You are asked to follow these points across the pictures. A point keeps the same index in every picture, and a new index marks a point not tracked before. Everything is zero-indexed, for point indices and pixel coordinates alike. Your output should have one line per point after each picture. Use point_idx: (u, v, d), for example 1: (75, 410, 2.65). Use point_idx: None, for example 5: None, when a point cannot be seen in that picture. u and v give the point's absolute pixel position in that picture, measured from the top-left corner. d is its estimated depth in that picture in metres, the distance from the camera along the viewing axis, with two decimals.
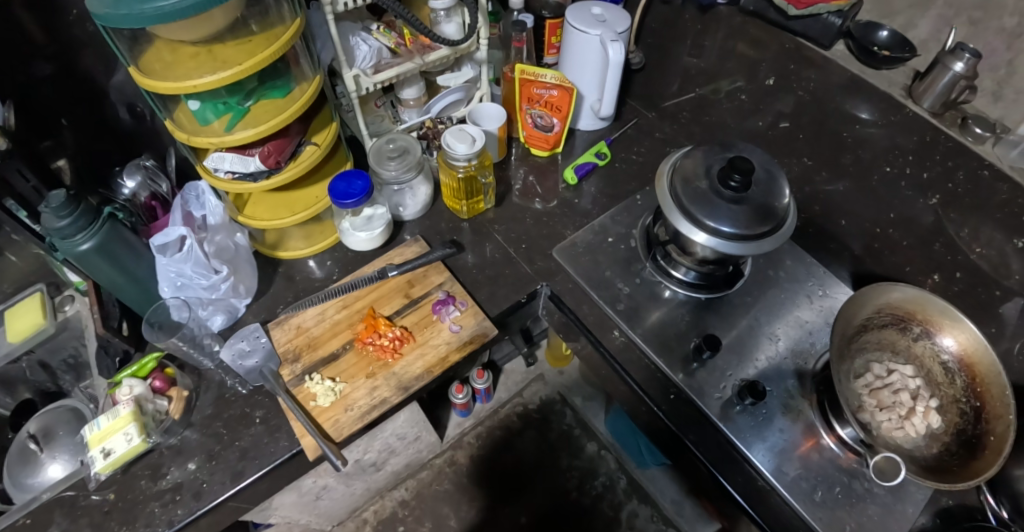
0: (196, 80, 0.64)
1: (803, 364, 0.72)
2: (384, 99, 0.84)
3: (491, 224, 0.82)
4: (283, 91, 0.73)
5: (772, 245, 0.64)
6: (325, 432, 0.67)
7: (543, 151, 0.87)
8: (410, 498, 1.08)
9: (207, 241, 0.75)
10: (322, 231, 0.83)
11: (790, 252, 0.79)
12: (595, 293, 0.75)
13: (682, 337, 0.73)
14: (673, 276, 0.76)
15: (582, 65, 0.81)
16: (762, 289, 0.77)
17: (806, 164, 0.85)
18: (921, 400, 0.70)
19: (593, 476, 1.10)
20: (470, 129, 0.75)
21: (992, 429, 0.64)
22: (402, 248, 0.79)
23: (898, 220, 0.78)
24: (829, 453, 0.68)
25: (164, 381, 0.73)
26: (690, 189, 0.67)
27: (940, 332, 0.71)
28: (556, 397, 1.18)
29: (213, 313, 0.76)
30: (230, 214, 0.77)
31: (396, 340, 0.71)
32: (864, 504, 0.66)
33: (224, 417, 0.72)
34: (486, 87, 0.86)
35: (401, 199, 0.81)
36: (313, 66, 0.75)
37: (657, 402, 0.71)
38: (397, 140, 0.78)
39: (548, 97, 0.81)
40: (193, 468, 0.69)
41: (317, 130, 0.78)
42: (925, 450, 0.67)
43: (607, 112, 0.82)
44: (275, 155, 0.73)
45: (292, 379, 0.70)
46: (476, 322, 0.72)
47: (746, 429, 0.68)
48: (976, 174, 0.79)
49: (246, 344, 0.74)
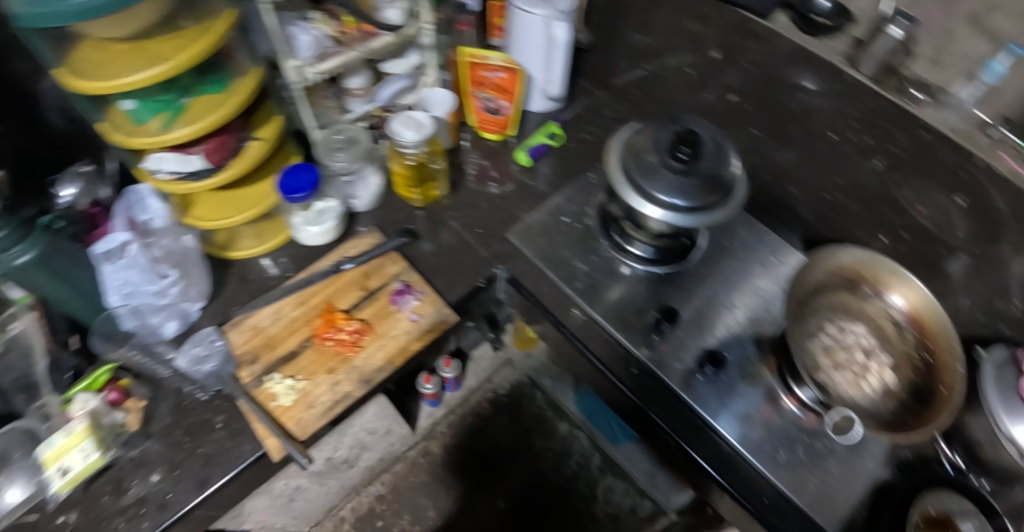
0: (127, 78, 0.61)
1: (760, 330, 0.74)
2: (330, 90, 0.82)
3: (446, 211, 0.82)
4: (221, 86, 0.71)
5: (723, 215, 0.65)
6: (288, 432, 0.66)
7: (494, 133, 0.88)
8: (387, 492, 1.05)
9: (155, 245, 0.74)
10: (274, 228, 0.81)
11: (742, 222, 0.82)
12: (552, 274, 0.74)
13: (642, 312, 0.73)
14: (629, 252, 0.76)
15: (529, 47, 0.80)
16: (717, 259, 0.79)
17: (754, 134, 0.87)
18: (874, 357, 0.73)
19: (567, 456, 1.11)
20: (418, 116, 0.74)
21: (943, 380, 0.67)
22: (356, 240, 0.78)
23: (845, 186, 0.80)
24: (790, 415, 0.70)
25: (119, 393, 0.70)
26: (639, 163, 0.67)
27: (889, 291, 0.73)
28: (526, 380, 1.18)
29: (166, 320, 0.74)
30: (176, 216, 0.76)
31: (355, 333, 0.70)
32: (825, 461, 0.68)
33: (185, 425, 0.70)
34: (434, 73, 0.84)
35: (352, 191, 0.80)
36: (252, 59, 0.73)
37: (620, 377, 0.73)
38: (344, 131, 0.80)
39: (496, 80, 0.81)
40: (157, 479, 0.67)
41: (260, 123, 0.76)
42: (881, 405, 0.69)
43: (557, 92, 0.85)
44: (218, 152, 0.71)
45: (251, 381, 0.69)
46: (435, 310, 0.72)
47: (709, 397, 0.70)
48: (919, 136, 0.69)
49: (201, 349, 0.73)
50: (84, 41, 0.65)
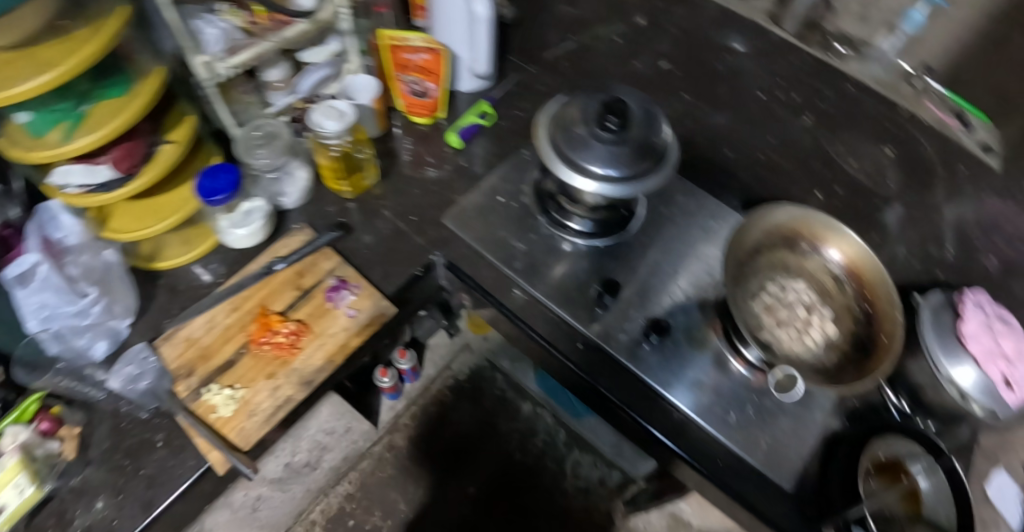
0: (14, 88, 0.57)
1: (704, 295, 0.74)
2: (248, 84, 0.78)
3: (378, 201, 0.79)
4: (122, 88, 0.66)
5: (657, 181, 0.64)
6: (231, 443, 0.64)
7: (423, 117, 0.85)
8: (355, 491, 1.04)
9: (72, 263, 0.70)
10: (201, 233, 0.78)
11: (679, 188, 0.81)
12: (490, 256, 0.73)
13: (584, 287, 0.72)
14: (569, 228, 0.75)
15: (450, 24, 0.77)
16: (657, 229, 0.78)
17: (684, 99, 0.86)
18: (816, 311, 0.74)
19: (532, 434, 1.13)
20: (339, 104, 0.71)
21: (883, 329, 0.68)
22: (287, 238, 0.75)
23: (777, 144, 0.80)
24: (739, 376, 0.71)
25: (51, 422, 0.67)
26: (567, 135, 0.66)
27: (827, 246, 0.74)
28: (485, 364, 1.19)
29: (93, 340, 0.70)
30: (93, 231, 0.72)
31: (292, 334, 0.68)
32: (775, 419, 0.69)
33: (124, 448, 0.67)
34: (356, 59, 0.80)
35: (280, 188, 0.77)
36: (156, 58, 0.69)
37: (566, 353, 0.73)
38: (264, 126, 0.77)
39: (420, 62, 0.79)
40: (100, 506, 0.64)
41: (173, 125, 0.72)
42: (825, 358, 0.71)
43: (484, 70, 0.81)
44: (127, 160, 0.67)
45: (189, 394, 0.66)
46: (373, 303, 0.70)
47: (657, 367, 0.69)
48: (845, 90, 0.69)
49: (134, 367, 0.69)
50: None
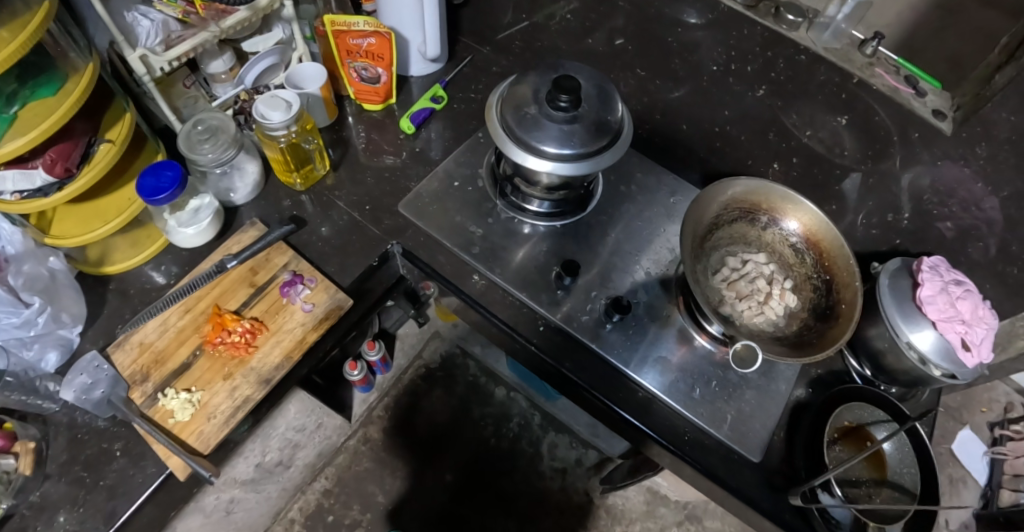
0: None
1: (666, 273, 0.74)
2: (193, 78, 0.76)
3: (331, 191, 0.77)
4: (52, 87, 0.63)
5: (611, 158, 0.64)
6: (189, 448, 0.62)
7: (376, 104, 0.82)
8: (333, 486, 1.04)
9: (11, 275, 0.67)
10: (149, 234, 0.75)
11: (639, 164, 0.79)
12: (447, 241, 0.72)
13: (545, 270, 0.72)
14: (528, 211, 0.74)
15: (397, 5, 0.74)
16: (616, 206, 0.77)
17: (640, 75, 0.86)
18: (777, 283, 0.73)
19: (507, 419, 1.14)
20: (284, 94, 0.69)
21: (843, 298, 0.68)
22: (239, 235, 0.72)
23: (734, 116, 0.82)
24: (703, 351, 0.71)
25: (4, 438, 0.63)
26: (519, 115, 0.64)
27: (785, 217, 0.74)
28: (456, 350, 1.19)
29: (43, 351, 0.68)
30: (34, 240, 0.68)
31: (247, 333, 0.66)
32: (740, 391, 0.70)
33: (83, 459, 0.66)
34: (302, 46, 0.78)
35: (230, 184, 0.73)
36: (83, 54, 0.65)
37: (528, 336, 0.70)
38: (207, 120, 0.70)
39: (367, 46, 0.75)
40: (62, 520, 0.63)
41: (110, 124, 0.69)
42: (786, 329, 0.71)
43: (434, 53, 0.79)
44: (62, 162, 0.63)
45: (145, 400, 0.64)
46: (329, 296, 0.69)
47: (621, 346, 0.69)
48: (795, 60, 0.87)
49: (88, 376, 0.66)
50: None
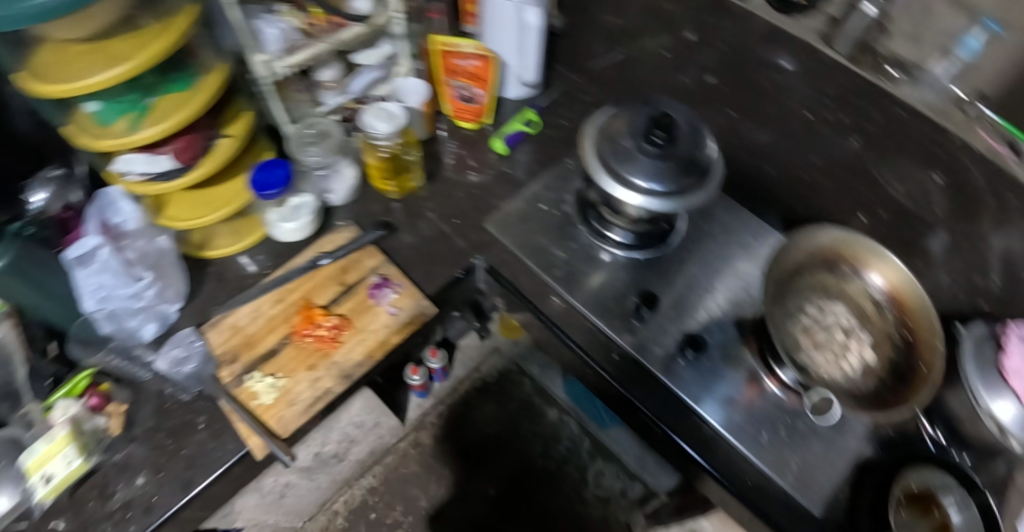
0: (88, 79, 0.59)
1: (741, 313, 0.74)
2: (302, 83, 0.80)
3: (422, 202, 0.83)
4: (187, 84, 0.69)
5: (702, 198, 0.65)
6: (270, 429, 0.66)
7: (470, 122, 0.89)
8: (378, 484, 1.07)
9: (129, 248, 0.73)
10: (249, 226, 0.81)
11: (721, 205, 0.82)
12: (531, 261, 0.74)
13: (621, 298, 0.74)
14: (609, 239, 0.76)
15: (501, 30, 0.80)
16: (698, 243, 0.79)
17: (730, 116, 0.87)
18: (854, 336, 0.73)
19: (557, 440, 1.14)
20: (390, 107, 0.75)
21: (923, 359, 0.67)
22: (333, 235, 0.79)
23: (821, 163, 0.79)
24: (772, 396, 0.70)
25: (100, 398, 0.69)
26: (613, 147, 0.67)
27: (870, 270, 0.73)
28: (513, 367, 1.20)
29: (144, 322, 0.73)
30: (148, 218, 0.74)
31: (334, 328, 0.71)
32: (807, 441, 0.68)
33: (168, 427, 0.70)
34: (407, 62, 0.83)
35: (328, 185, 0.81)
36: (218, 55, 0.71)
37: (601, 363, 0.74)
38: (316, 125, 0.81)
39: (470, 68, 0.82)
40: (141, 482, 0.67)
41: (231, 120, 0.75)
42: (861, 384, 0.70)
43: (533, 78, 0.86)
44: (188, 151, 0.70)
45: (232, 379, 0.69)
46: (414, 302, 0.74)
47: (690, 381, 0.70)
48: (893, 113, 0.68)
49: (181, 351, 0.72)
50: (44, 45, 0.64)
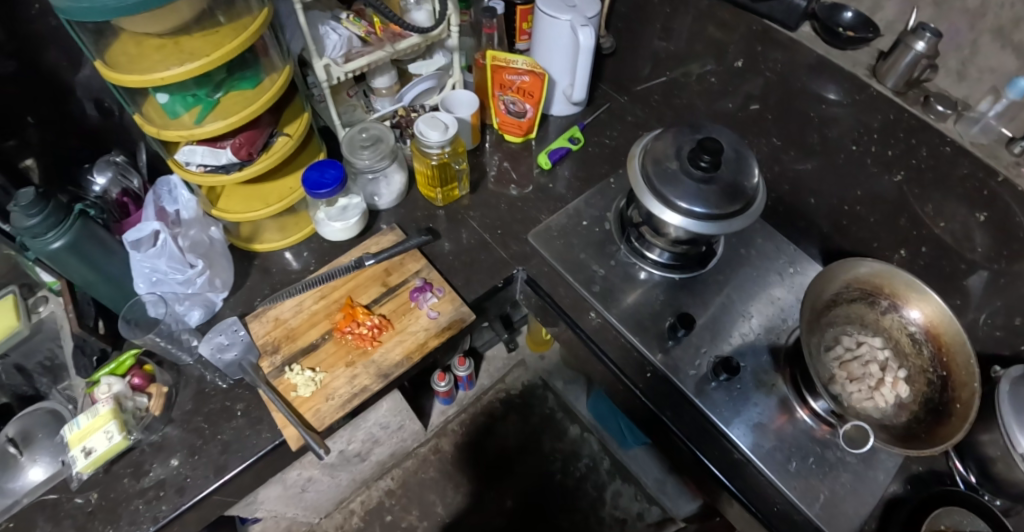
0: (163, 72, 0.61)
1: (775, 339, 0.75)
2: (357, 89, 0.85)
3: (466, 211, 0.86)
4: (253, 83, 0.72)
5: (743, 223, 0.66)
6: (307, 422, 0.68)
7: (517, 136, 0.91)
8: (396, 487, 1.20)
9: (183, 235, 0.74)
10: (297, 223, 0.84)
11: (761, 231, 0.83)
12: (570, 276, 0.78)
13: (657, 317, 0.75)
14: (647, 258, 0.79)
15: (554, 50, 0.85)
16: (734, 268, 0.80)
17: (774, 144, 0.87)
18: (890, 371, 0.72)
19: (576, 458, 1.23)
20: (442, 117, 0.78)
21: (958, 396, 0.66)
22: (378, 237, 0.82)
23: (865, 198, 0.79)
24: (802, 425, 0.70)
25: (142, 378, 0.71)
26: (659, 169, 0.68)
27: (907, 306, 0.73)
28: (537, 382, 1.31)
29: (190, 308, 0.76)
30: (203, 208, 0.77)
31: (374, 328, 0.73)
32: (836, 472, 0.68)
33: (205, 412, 0.72)
34: (458, 74, 0.87)
35: (376, 189, 0.84)
36: (283, 55, 0.74)
37: (634, 381, 0.73)
38: (370, 129, 0.81)
39: (520, 83, 0.85)
40: (176, 464, 0.68)
41: (289, 120, 0.78)
42: (894, 418, 0.69)
43: (579, 96, 0.87)
44: (247, 147, 0.72)
45: (272, 370, 0.71)
46: (453, 308, 0.75)
47: (722, 404, 0.70)
48: (940, 152, 0.71)
49: (225, 338, 0.74)
50: (122, 36, 0.66)
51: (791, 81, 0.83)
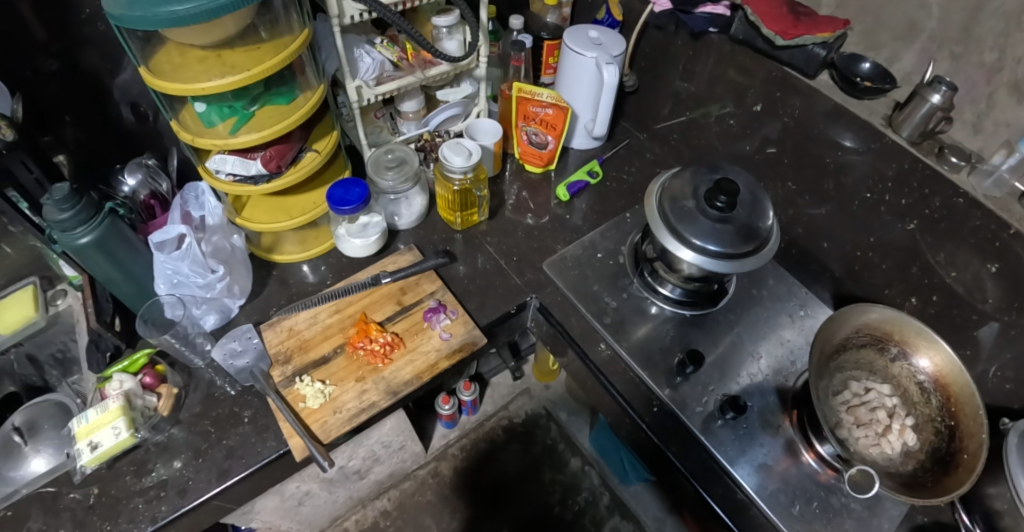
0: (205, 83, 0.64)
1: (783, 382, 0.74)
2: (384, 110, 0.89)
3: (483, 236, 0.88)
4: (287, 98, 0.75)
5: (755, 264, 0.67)
6: (313, 433, 0.68)
7: (537, 167, 0.95)
8: (392, 508, 1.18)
9: (205, 240, 0.76)
10: (316, 237, 0.86)
11: (772, 272, 0.84)
12: (582, 307, 0.79)
13: (667, 352, 0.76)
14: (659, 293, 0.80)
15: (578, 86, 0.88)
16: (744, 307, 0.80)
17: (789, 188, 0.90)
18: (897, 418, 0.72)
19: (576, 491, 1.21)
20: (467, 144, 0.81)
21: (966, 447, 0.65)
22: (396, 256, 0.84)
23: (877, 244, 0.82)
24: (807, 469, 0.68)
25: (154, 378, 0.72)
26: (676, 207, 0.69)
27: (917, 353, 0.72)
28: (541, 412, 1.30)
29: (206, 312, 0.77)
30: (227, 216, 0.79)
31: (386, 345, 0.74)
32: (841, 519, 0.66)
33: (212, 416, 0.72)
34: (483, 103, 0.91)
35: (397, 209, 0.87)
36: (319, 75, 0.77)
37: (641, 414, 0.75)
38: (395, 151, 0.83)
39: (543, 115, 0.89)
40: (179, 466, 0.68)
41: (319, 138, 0.81)
42: (901, 466, 0.68)
43: (600, 132, 0.90)
44: (277, 159, 0.75)
45: (283, 380, 0.72)
46: (465, 330, 0.76)
47: (727, 443, 0.69)
48: (953, 203, 0.74)
49: (238, 344, 0.75)
50: (168, 45, 0.69)
51: (809, 128, 0.87)
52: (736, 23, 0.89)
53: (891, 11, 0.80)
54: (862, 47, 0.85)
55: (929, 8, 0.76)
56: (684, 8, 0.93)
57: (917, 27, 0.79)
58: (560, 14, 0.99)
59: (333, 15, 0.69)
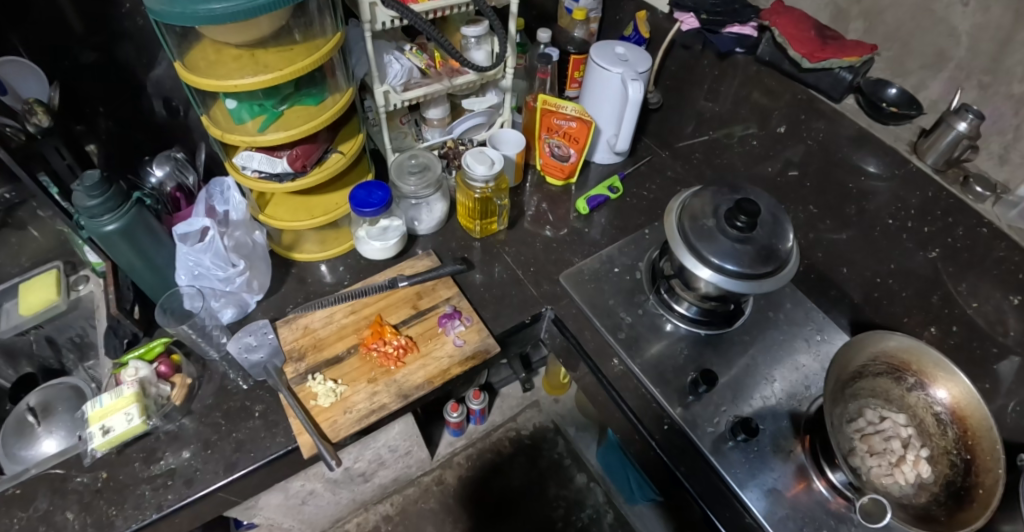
0: (238, 80, 0.65)
1: (797, 406, 0.73)
2: (409, 117, 0.90)
3: (501, 245, 0.89)
4: (316, 99, 0.75)
5: (772, 286, 0.66)
6: (321, 432, 0.68)
7: (558, 179, 0.95)
8: (394, 514, 1.18)
9: (227, 235, 0.77)
10: (336, 238, 0.88)
11: (790, 295, 0.83)
12: (598, 321, 0.79)
13: (680, 371, 0.75)
14: (675, 310, 0.79)
15: (602, 100, 0.89)
16: (761, 329, 0.80)
17: (811, 212, 0.92)
18: (912, 449, 0.71)
19: (580, 508, 1.20)
20: (490, 153, 0.82)
21: (981, 482, 0.64)
22: (414, 261, 0.85)
23: (898, 271, 0.83)
24: (818, 496, 0.67)
25: (169, 367, 0.73)
26: (696, 226, 0.69)
27: (933, 384, 0.71)
28: (550, 426, 1.30)
29: (225, 306, 0.78)
30: (251, 212, 0.81)
31: (400, 348, 0.74)
32: None
33: (224, 409, 0.72)
34: (508, 113, 0.93)
35: (417, 214, 0.87)
36: (348, 78, 0.77)
37: (652, 432, 0.74)
38: (419, 157, 0.85)
39: (567, 128, 0.90)
40: (188, 456, 0.68)
41: (344, 140, 0.83)
42: (913, 498, 0.67)
43: (622, 147, 0.91)
44: (303, 159, 0.76)
45: (296, 376, 0.72)
46: (479, 338, 0.76)
47: (737, 465, 0.68)
48: (976, 232, 0.75)
49: (253, 339, 0.75)
50: (203, 42, 0.70)
51: (833, 152, 0.87)
52: (763, 45, 0.90)
53: (919, 39, 0.79)
54: (888, 73, 0.85)
55: (957, 37, 0.75)
56: (711, 28, 0.93)
57: (945, 56, 0.78)
58: (587, 30, 1.02)
59: (365, 20, 0.71)
